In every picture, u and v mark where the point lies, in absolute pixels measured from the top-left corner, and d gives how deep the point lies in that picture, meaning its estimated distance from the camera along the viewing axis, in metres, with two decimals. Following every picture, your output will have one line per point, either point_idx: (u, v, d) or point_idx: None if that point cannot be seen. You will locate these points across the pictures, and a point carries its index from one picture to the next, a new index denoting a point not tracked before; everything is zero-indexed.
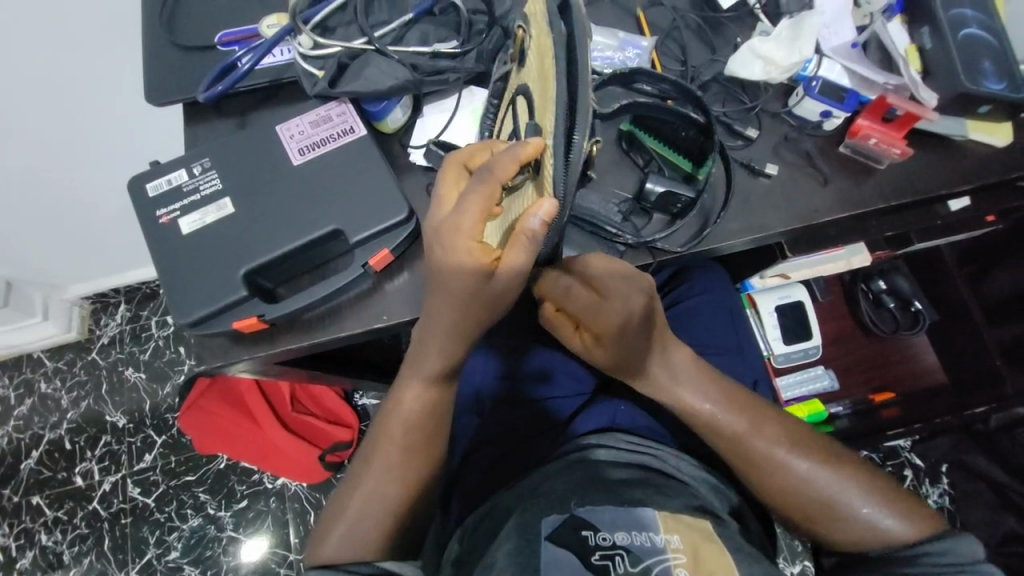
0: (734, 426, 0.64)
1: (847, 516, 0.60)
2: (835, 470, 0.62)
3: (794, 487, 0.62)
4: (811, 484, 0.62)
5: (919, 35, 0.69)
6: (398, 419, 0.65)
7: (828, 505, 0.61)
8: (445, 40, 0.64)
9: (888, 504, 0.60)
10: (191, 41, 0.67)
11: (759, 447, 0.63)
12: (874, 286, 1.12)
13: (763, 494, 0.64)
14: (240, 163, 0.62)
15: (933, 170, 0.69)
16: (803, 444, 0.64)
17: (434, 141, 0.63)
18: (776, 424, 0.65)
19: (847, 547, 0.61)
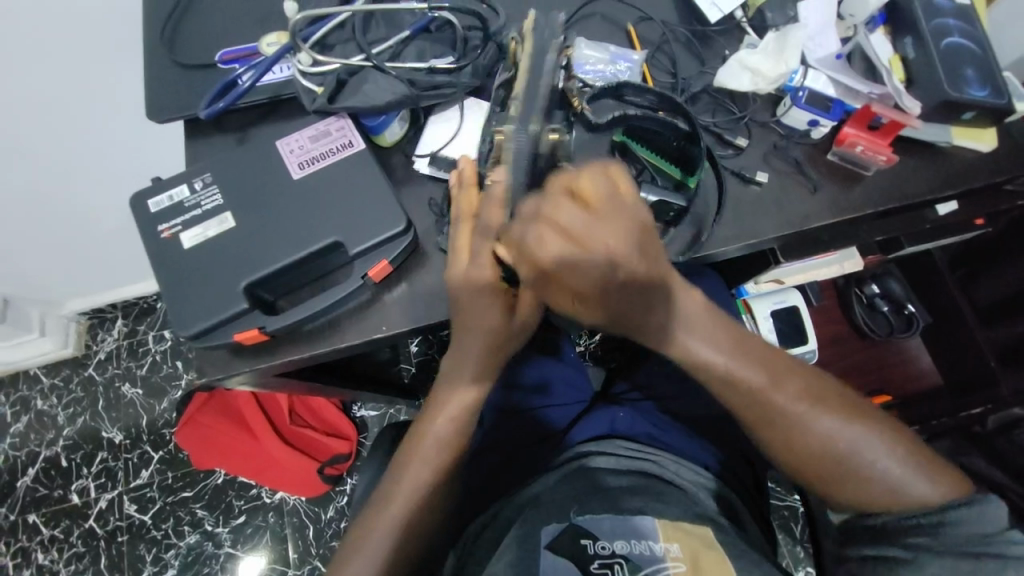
0: (753, 382, 0.61)
1: (863, 471, 0.60)
2: (858, 432, 0.60)
3: (810, 447, 0.61)
4: (830, 445, 0.60)
5: (903, 45, 0.71)
6: (431, 439, 0.66)
7: (843, 466, 0.60)
8: (441, 55, 0.65)
9: (909, 467, 0.59)
10: (193, 60, 0.69)
11: (778, 406, 0.61)
12: (867, 290, 1.13)
13: (776, 453, 0.63)
14: (239, 177, 0.63)
15: (920, 175, 0.70)
16: (827, 404, 0.61)
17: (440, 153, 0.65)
18: (798, 380, 0.62)
19: (865, 505, 0.60)
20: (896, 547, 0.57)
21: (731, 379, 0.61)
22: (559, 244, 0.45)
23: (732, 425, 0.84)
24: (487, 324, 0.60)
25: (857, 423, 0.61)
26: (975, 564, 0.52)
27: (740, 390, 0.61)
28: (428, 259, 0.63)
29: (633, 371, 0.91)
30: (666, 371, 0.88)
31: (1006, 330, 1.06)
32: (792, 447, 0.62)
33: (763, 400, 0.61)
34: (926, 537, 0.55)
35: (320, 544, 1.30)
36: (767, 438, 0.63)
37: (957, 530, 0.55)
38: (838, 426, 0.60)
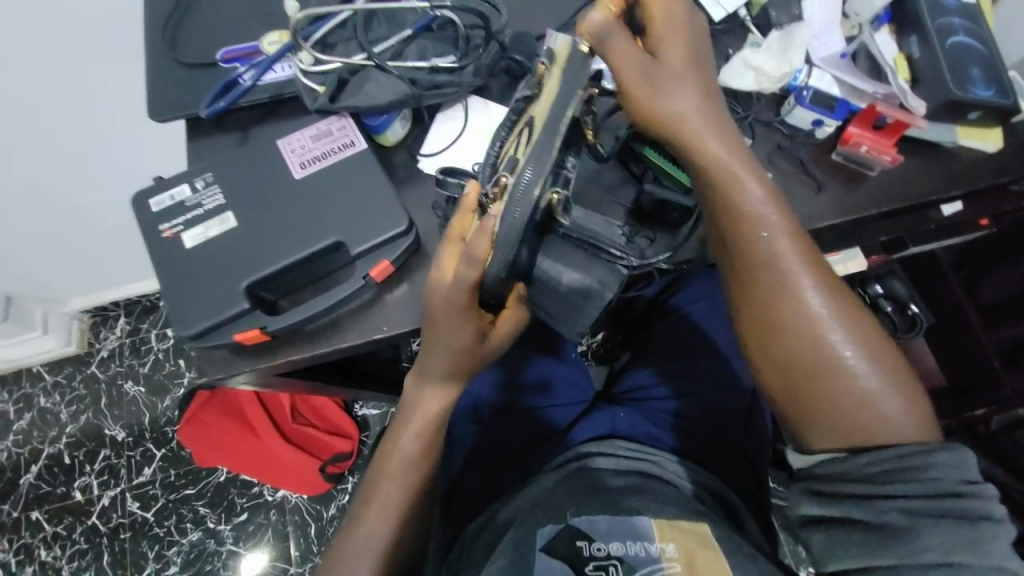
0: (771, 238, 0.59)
1: (850, 381, 0.57)
2: (863, 346, 0.58)
3: (810, 346, 0.58)
4: (830, 353, 0.57)
5: (908, 43, 0.70)
6: (397, 461, 0.69)
7: (837, 380, 0.57)
8: (443, 54, 0.65)
9: (907, 403, 0.56)
10: (194, 59, 0.68)
11: (793, 285, 0.59)
12: (870, 290, 1.11)
13: (766, 345, 0.60)
14: (241, 177, 0.63)
15: (924, 175, 0.70)
16: (843, 312, 0.58)
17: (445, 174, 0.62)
18: (820, 269, 0.60)
19: (844, 417, 0.56)
20: (886, 509, 0.52)
21: (752, 221, 0.60)
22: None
23: (736, 424, 0.83)
24: (458, 344, 0.61)
25: (867, 343, 0.58)
26: (972, 532, 0.49)
27: (756, 256, 0.59)
28: (429, 260, 0.63)
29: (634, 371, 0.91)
30: (668, 371, 0.87)
31: (1008, 331, 1.08)
32: (790, 340, 0.58)
33: (776, 276, 0.59)
34: (909, 489, 0.52)
35: (322, 541, 1.30)
36: (766, 317, 0.59)
37: (938, 473, 0.51)
38: (843, 333, 0.58)
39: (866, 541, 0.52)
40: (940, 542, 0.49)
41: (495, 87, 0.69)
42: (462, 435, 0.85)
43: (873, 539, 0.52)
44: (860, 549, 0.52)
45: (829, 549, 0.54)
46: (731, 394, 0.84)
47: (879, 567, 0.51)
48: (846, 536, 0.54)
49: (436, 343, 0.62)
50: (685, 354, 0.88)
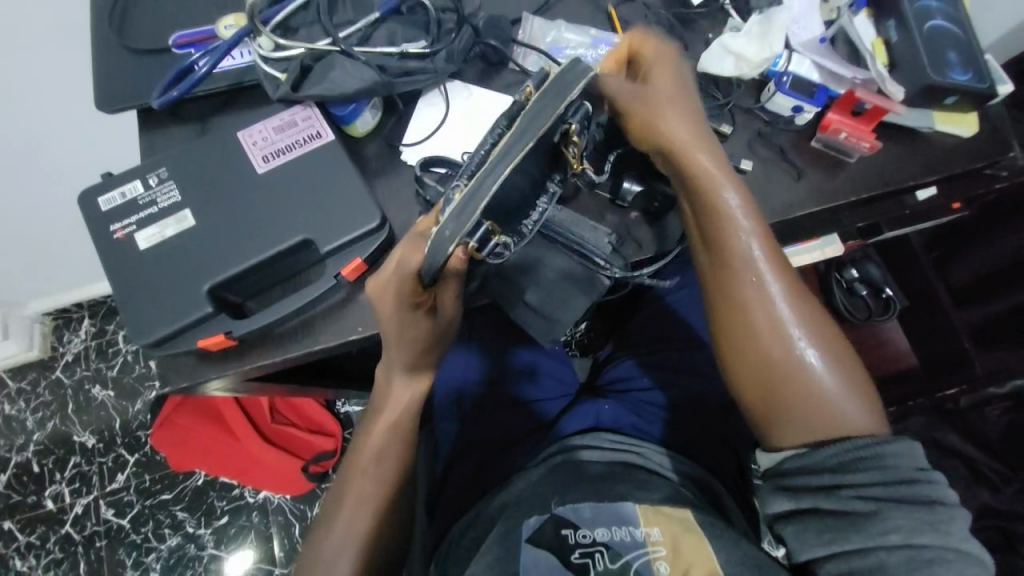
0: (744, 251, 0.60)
1: (813, 394, 0.57)
2: (830, 353, 0.59)
3: (775, 344, 0.59)
4: (795, 355, 0.58)
5: (885, 28, 0.70)
6: (368, 460, 0.66)
7: (802, 380, 0.58)
8: (413, 39, 0.62)
9: (867, 411, 0.57)
10: (144, 44, 0.64)
11: (762, 286, 0.59)
12: (846, 274, 1.13)
13: (732, 343, 0.61)
14: (199, 172, 0.59)
15: (901, 161, 0.70)
16: (814, 318, 0.60)
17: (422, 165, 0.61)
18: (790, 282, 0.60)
19: (808, 428, 0.57)
20: (857, 499, 0.52)
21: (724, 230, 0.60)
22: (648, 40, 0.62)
23: (719, 411, 0.84)
24: (417, 334, 0.58)
25: (827, 348, 0.59)
26: (931, 516, 0.49)
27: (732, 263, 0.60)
28: None
29: (612, 366, 0.90)
30: (652, 363, 0.87)
31: (982, 309, 1.13)
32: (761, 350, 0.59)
33: (742, 274, 0.60)
34: (869, 475, 0.53)
35: None
36: (737, 315, 0.60)
37: (899, 462, 0.53)
38: (810, 337, 0.59)
39: (833, 528, 0.52)
40: (901, 523, 0.50)
41: (470, 74, 0.67)
42: (444, 434, 0.84)
43: (839, 524, 0.52)
44: (829, 536, 0.52)
45: (796, 540, 0.54)
46: (717, 384, 0.85)
47: (849, 554, 0.51)
48: (813, 525, 0.53)
49: (396, 338, 0.58)
50: (670, 347, 0.88)
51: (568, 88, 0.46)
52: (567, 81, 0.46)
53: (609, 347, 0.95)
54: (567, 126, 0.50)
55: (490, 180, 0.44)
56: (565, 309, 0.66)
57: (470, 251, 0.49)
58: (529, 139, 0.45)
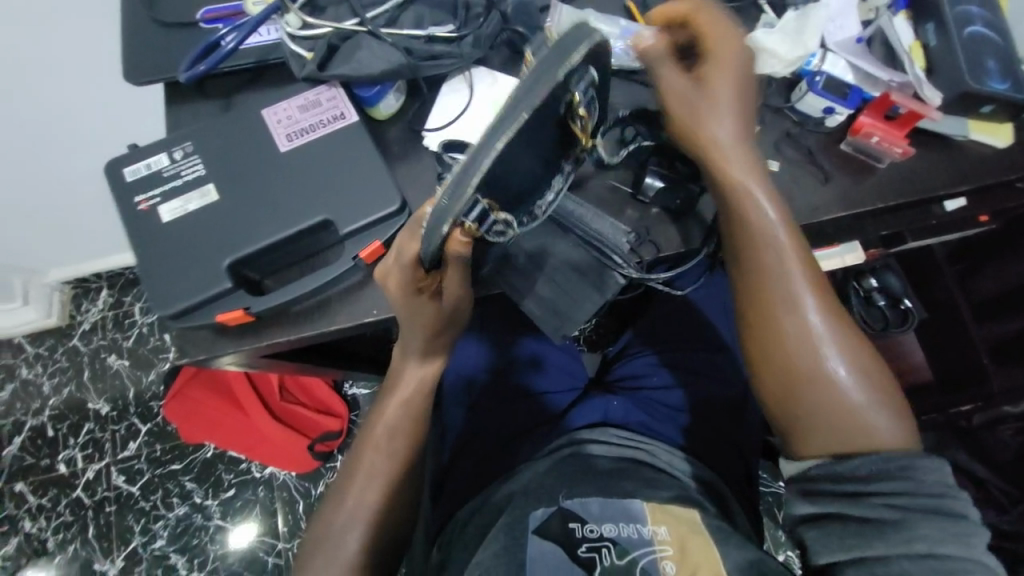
0: (773, 255, 0.60)
1: (837, 404, 0.57)
2: (861, 366, 0.58)
3: (801, 350, 0.59)
4: (826, 366, 0.58)
5: (924, 31, 0.67)
6: (381, 437, 0.67)
7: (825, 390, 0.58)
8: (440, 23, 0.61)
9: (895, 423, 0.56)
10: (172, 18, 0.64)
11: (791, 292, 0.59)
12: (864, 283, 1.12)
13: (756, 347, 0.61)
14: (223, 148, 0.60)
15: (931, 169, 0.68)
16: (846, 332, 0.59)
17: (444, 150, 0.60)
18: (820, 291, 0.60)
19: (831, 438, 0.57)
20: (884, 509, 0.51)
21: (754, 234, 0.60)
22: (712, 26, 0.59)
23: (728, 413, 0.83)
24: (426, 318, 0.58)
25: (856, 360, 0.58)
26: (957, 527, 0.49)
27: (762, 266, 0.60)
28: None
29: (628, 359, 0.89)
30: (662, 361, 0.87)
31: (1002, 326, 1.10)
32: (786, 354, 0.59)
33: (770, 275, 0.60)
34: (900, 488, 0.52)
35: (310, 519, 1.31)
36: (767, 322, 0.60)
37: (928, 478, 0.51)
38: (840, 347, 0.59)
39: (855, 534, 0.51)
40: (929, 533, 0.49)
41: (495, 61, 0.66)
42: (452, 421, 0.85)
43: (862, 531, 0.51)
44: (851, 542, 0.51)
45: (816, 544, 0.53)
46: (729, 386, 0.84)
47: (869, 560, 0.50)
48: (836, 530, 0.53)
49: (406, 320, 0.59)
50: (682, 347, 0.87)
51: (569, 48, 0.42)
52: (564, 46, 0.42)
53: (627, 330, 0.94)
54: (572, 98, 0.46)
55: (476, 161, 0.41)
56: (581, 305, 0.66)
57: (470, 232, 0.46)
58: (521, 113, 0.41)
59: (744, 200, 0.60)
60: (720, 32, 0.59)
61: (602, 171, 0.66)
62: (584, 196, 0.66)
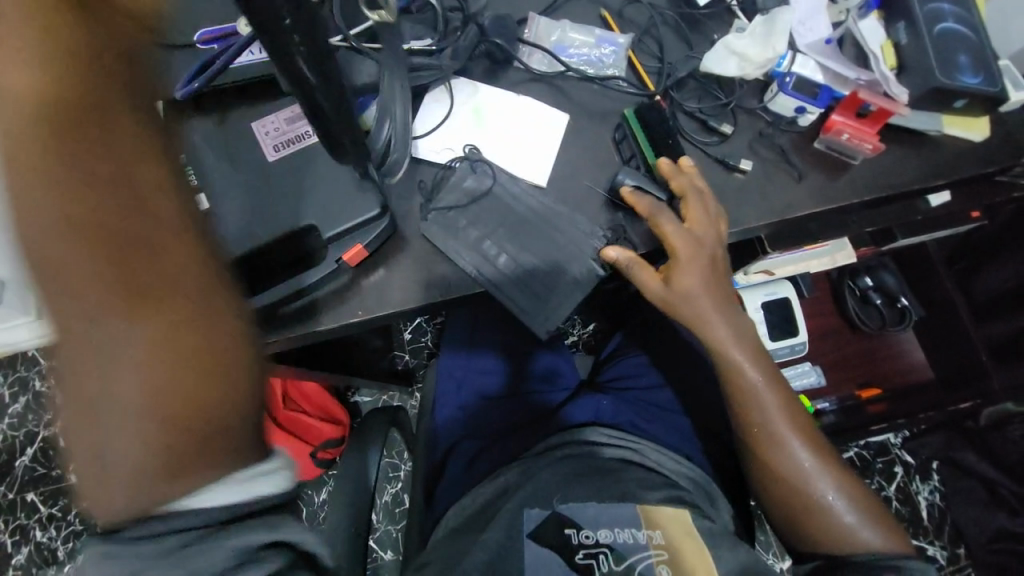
0: (753, 383, 0.68)
1: (823, 512, 0.67)
2: (837, 477, 0.68)
3: (787, 472, 0.67)
4: (812, 482, 0.67)
5: (895, 30, 0.69)
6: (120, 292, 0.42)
7: (813, 503, 0.67)
8: (420, 37, 0.66)
9: (871, 521, 0.66)
10: (172, 40, 0.68)
11: (769, 421, 0.68)
12: (860, 282, 1.16)
13: (753, 466, 0.69)
14: (213, 160, 0.62)
15: (907, 165, 0.69)
16: (818, 446, 0.69)
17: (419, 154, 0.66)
18: (791, 412, 0.69)
19: (821, 541, 0.67)
20: None
21: (735, 370, 0.68)
22: (698, 213, 0.63)
23: (712, 409, 0.84)
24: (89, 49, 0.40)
25: (834, 475, 0.68)
26: None
27: (746, 399, 0.68)
28: (406, 248, 0.64)
29: (618, 361, 0.91)
30: (646, 361, 0.89)
31: (1002, 324, 1.10)
32: (775, 477, 0.68)
33: (752, 405, 0.68)
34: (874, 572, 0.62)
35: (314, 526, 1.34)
36: (758, 456, 0.69)
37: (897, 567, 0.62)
38: (820, 466, 0.68)
39: None
40: None
41: (477, 71, 0.70)
42: (445, 424, 0.87)
43: None
44: None
45: None
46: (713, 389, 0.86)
47: None
48: None
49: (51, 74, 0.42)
50: (669, 346, 0.90)
51: None
52: None
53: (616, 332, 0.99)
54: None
55: None
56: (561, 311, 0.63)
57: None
58: None
59: (720, 343, 0.67)
60: (701, 211, 0.63)
61: (580, 172, 0.68)
62: (561, 196, 0.67)
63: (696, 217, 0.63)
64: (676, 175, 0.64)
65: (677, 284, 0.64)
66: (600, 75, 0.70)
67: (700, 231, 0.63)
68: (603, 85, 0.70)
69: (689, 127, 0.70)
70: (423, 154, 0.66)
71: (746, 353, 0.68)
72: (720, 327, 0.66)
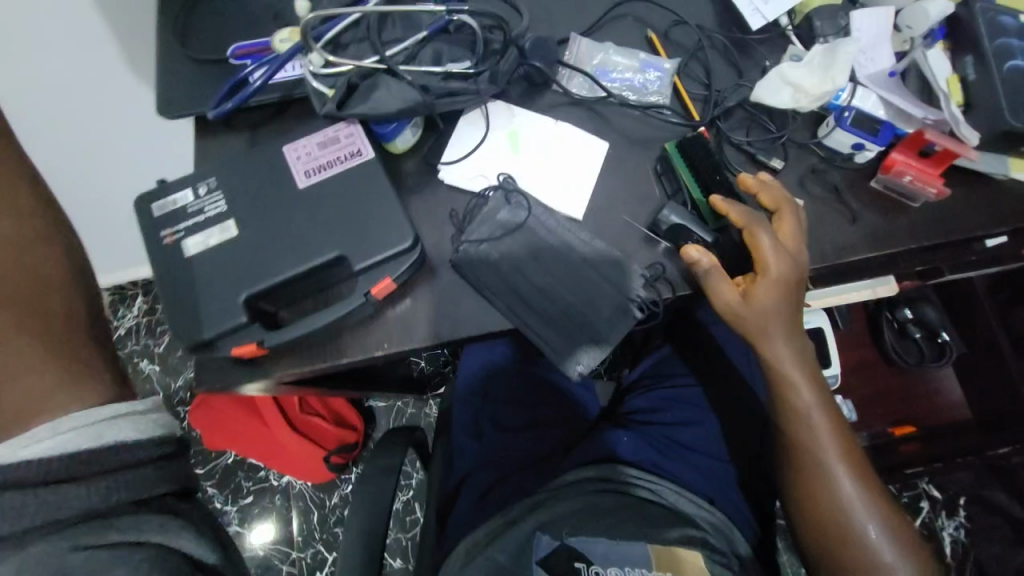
0: (805, 404, 0.60)
1: (870, 560, 0.58)
2: (883, 518, 0.59)
3: (833, 508, 0.59)
4: (861, 525, 0.58)
5: (962, 64, 0.64)
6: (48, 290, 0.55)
7: (859, 549, 0.58)
8: (458, 59, 0.62)
9: None
10: (206, 54, 0.66)
11: (820, 448, 0.59)
12: (898, 314, 1.10)
13: (798, 496, 0.61)
14: (242, 181, 0.61)
15: (970, 209, 0.64)
16: (871, 486, 0.60)
17: (455, 180, 0.64)
18: (845, 441, 0.60)
19: None
20: None
21: (787, 386, 0.60)
22: (793, 228, 0.59)
23: (742, 452, 0.80)
24: None
25: (887, 520, 0.59)
26: None
27: (795, 420, 0.60)
28: (437, 280, 0.62)
29: (636, 394, 0.88)
30: (672, 395, 0.86)
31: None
32: (821, 511, 0.60)
33: (801, 428, 0.60)
34: None
35: (324, 529, 1.34)
36: (796, 483, 0.61)
37: None
38: (867, 502, 0.59)
39: None
40: None
41: (514, 94, 0.67)
42: (461, 449, 0.84)
43: None
44: None
45: None
46: (746, 432, 0.81)
47: None
48: None
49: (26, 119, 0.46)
50: (700, 378, 0.86)
51: None
52: None
53: (661, 343, 0.94)
54: None
55: None
56: (592, 349, 0.61)
57: None
58: None
59: (776, 358, 0.59)
60: (796, 227, 0.59)
61: (619, 204, 0.64)
62: (598, 230, 0.64)
63: (789, 232, 0.59)
64: (768, 188, 0.60)
65: (756, 297, 0.58)
66: (643, 102, 0.67)
67: (794, 245, 0.59)
68: (645, 114, 0.67)
69: (736, 160, 0.66)
70: (454, 181, 0.64)
71: (801, 371, 0.60)
72: (781, 343, 0.59)
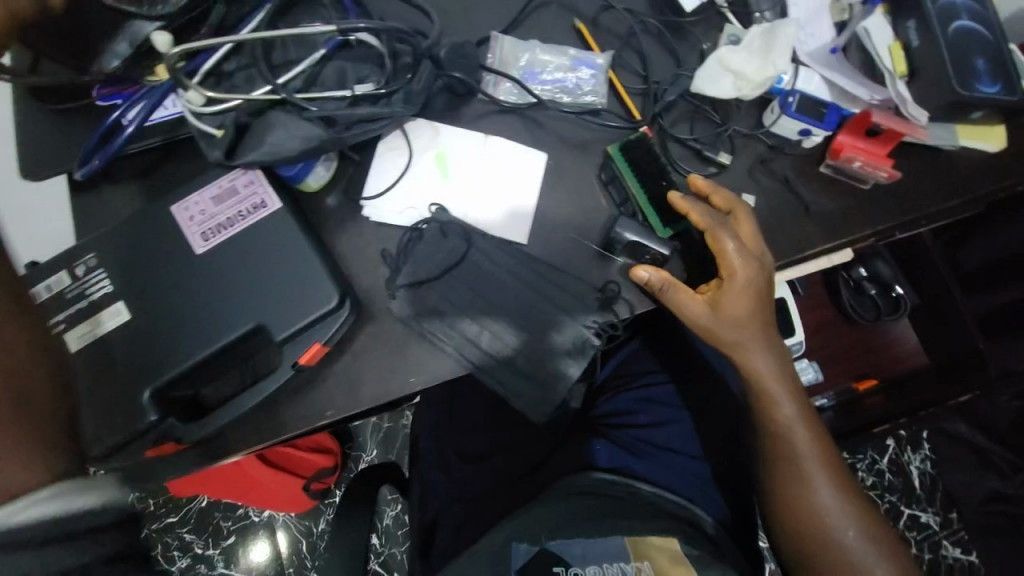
0: (782, 412, 0.60)
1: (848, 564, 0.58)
2: (860, 518, 0.59)
3: (812, 514, 0.59)
4: (840, 529, 0.58)
5: (904, 29, 0.60)
6: None
7: (838, 553, 0.58)
8: (364, 79, 0.55)
9: None
10: (63, 101, 0.56)
11: (798, 455, 0.59)
12: (853, 273, 1.11)
13: (778, 502, 0.61)
14: (132, 251, 0.52)
15: (919, 183, 0.63)
16: (848, 491, 0.60)
17: (382, 215, 0.57)
18: (822, 447, 0.61)
19: None
20: None
21: (765, 396, 0.60)
22: (751, 230, 0.57)
23: (717, 449, 0.77)
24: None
25: (863, 523, 0.59)
26: None
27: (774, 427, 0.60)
28: (376, 332, 0.56)
29: (615, 395, 0.84)
30: (643, 397, 0.83)
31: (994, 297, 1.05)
32: (801, 518, 0.59)
33: (779, 435, 0.60)
34: None
35: (316, 556, 1.29)
36: (777, 490, 0.61)
37: None
38: (844, 508, 0.59)
39: None
40: None
41: (436, 108, 0.60)
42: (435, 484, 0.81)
43: None
44: None
45: None
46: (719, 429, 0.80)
47: None
48: None
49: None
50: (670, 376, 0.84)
51: None
52: None
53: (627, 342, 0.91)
54: None
55: None
56: (546, 389, 0.58)
57: None
58: None
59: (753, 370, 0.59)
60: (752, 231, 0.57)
61: (564, 222, 0.60)
62: (544, 253, 0.59)
63: (747, 236, 0.56)
64: (719, 190, 0.57)
65: (725, 309, 0.56)
66: (577, 104, 0.61)
67: (758, 252, 0.56)
68: (583, 116, 0.61)
69: (682, 158, 0.62)
70: (382, 217, 0.57)
71: (777, 380, 0.60)
72: (756, 356, 0.59)
